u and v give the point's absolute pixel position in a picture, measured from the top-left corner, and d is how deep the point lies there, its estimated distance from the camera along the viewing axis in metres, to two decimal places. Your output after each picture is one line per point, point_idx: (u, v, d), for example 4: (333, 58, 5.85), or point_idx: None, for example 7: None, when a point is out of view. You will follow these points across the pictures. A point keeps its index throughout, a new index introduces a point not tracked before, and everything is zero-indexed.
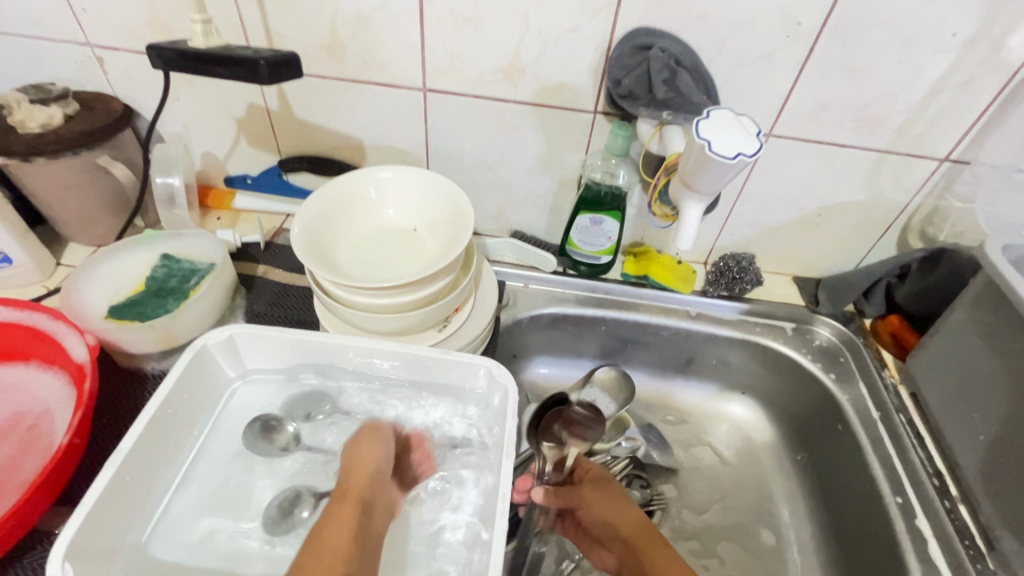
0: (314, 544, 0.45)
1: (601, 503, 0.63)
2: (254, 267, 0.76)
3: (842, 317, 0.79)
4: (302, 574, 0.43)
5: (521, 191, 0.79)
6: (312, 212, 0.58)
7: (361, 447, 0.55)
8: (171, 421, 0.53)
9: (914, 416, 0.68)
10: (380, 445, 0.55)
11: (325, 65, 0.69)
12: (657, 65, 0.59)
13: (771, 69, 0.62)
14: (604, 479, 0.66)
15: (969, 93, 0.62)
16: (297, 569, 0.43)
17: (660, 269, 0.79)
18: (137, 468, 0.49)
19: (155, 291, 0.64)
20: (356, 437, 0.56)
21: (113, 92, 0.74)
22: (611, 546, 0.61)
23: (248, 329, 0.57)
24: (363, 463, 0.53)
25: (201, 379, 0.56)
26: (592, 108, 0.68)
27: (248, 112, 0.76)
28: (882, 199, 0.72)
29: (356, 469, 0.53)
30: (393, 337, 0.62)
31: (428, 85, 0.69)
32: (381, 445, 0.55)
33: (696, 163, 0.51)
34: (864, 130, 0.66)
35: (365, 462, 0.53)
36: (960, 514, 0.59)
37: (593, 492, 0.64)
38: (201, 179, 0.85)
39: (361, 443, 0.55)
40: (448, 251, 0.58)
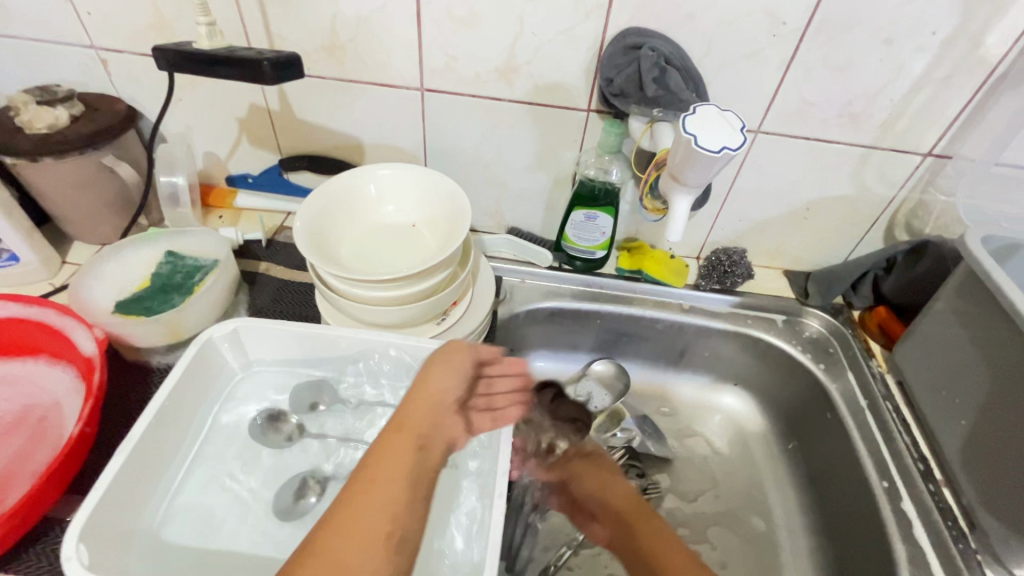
0: (366, 483, 0.42)
1: (596, 477, 0.65)
2: (256, 263, 0.77)
3: (830, 309, 0.81)
4: (345, 523, 0.40)
5: (517, 188, 0.81)
6: (313, 208, 0.60)
7: (429, 376, 0.52)
8: (178, 411, 0.54)
9: (900, 403, 0.70)
10: (454, 369, 0.53)
11: (325, 65, 0.71)
12: (648, 64, 0.61)
13: (758, 68, 0.64)
14: (595, 453, 0.68)
15: (950, 90, 0.64)
16: (341, 517, 0.40)
17: (653, 264, 0.82)
18: (146, 456, 0.51)
19: (161, 287, 0.65)
20: (432, 357, 0.54)
21: (117, 94, 0.76)
22: (604, 521, 0.61)
23: (252, 322, 0.59)
24: (431, 390, 0.51)
25: (206, 371, 0.58)
26: (585, 106, 0.70)
27: (249, 113, 0.77)
28: (868, 194, 0.75)
29: (419, 398, 0.50)
30: (393, 330, 0.63)
31: (425, 85, 0.71)
32: (452, 373, 0.52)
33: (683, 156, 0.52)
34: (848, 126, 0.68)
35: (435, 391, 0.51)
36: (944, 496, 0.61)
37: (583, 464, 0.66)
38: (203, 179, 0.86)
39: (436, 369, 0.52)
40: (446, 246, 0.60)
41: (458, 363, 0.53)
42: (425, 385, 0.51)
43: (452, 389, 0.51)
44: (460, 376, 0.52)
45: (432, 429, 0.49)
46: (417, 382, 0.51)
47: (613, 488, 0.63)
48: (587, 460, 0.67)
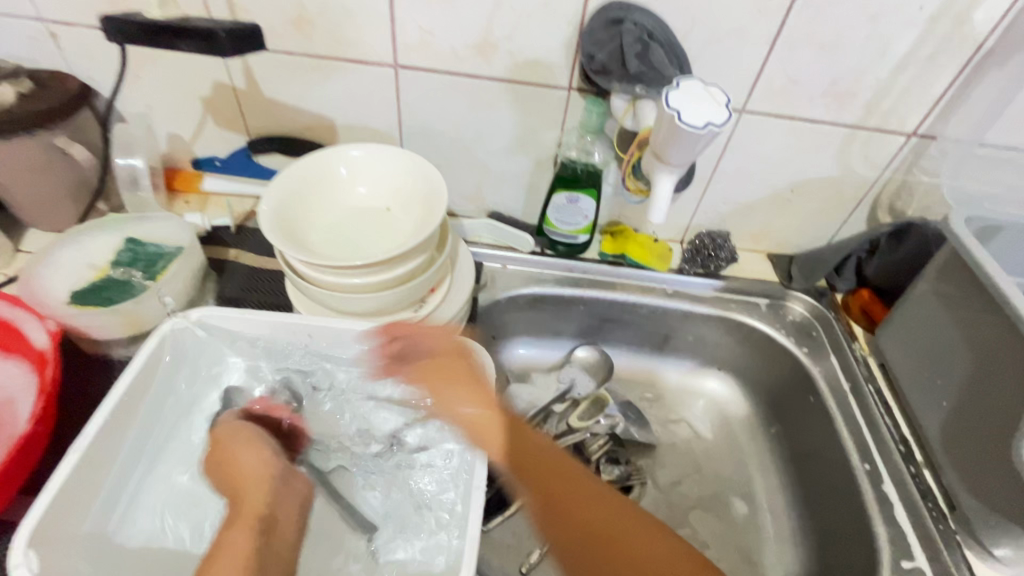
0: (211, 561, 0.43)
1: None
2: (225, 250, 0.74)
3: (814, 292, 0.80)
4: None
5: (498, 170, 0.78)
6: (280, 191, 0.57)
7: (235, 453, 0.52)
8: (137, 408, 0.51)
9: (882, 386, 0.70)
10: (233, 449, 0.52)
11: (291, 41, 0.67)
12: (630, 39, 0.59)
13: (743, 44, 0.62)
14: None
15: (935, 68, 0.62)
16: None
17: (637, 248, 0.80)
18: (102, 457, 0.48)
19: (121, 276, 0.62)
20: (206, 443, 0.54)
21: (70, 71, 0.71)
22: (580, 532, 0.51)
23: (217, 312, 0.55)
24: (229, 470, 0.51)
25: (168, 364, 0.54)
26: (566, 85, 0.68)
27: (213, 91, 0.73)
28: (852, 175, 0.74)
29: (240, 483, 0.50)
30: (368, 318, 0.61)
31: (399, 62, 0.68)
32: (240, 449, 0.52)
33: (667, 133, 0.51)
34: (834, 105, 0.67)
35: (230, 466, 0.51)
36: (925, 478, 0.62)
37: None
38: (167, 162, 0.82)
39: (232, 452, 0.52)
40: (422, 231, 0.57)
41: (232, 440, 0.53)
42: (227, 468, 0.51)
43: (251, 466, 0.51)
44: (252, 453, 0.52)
45: (267, 506, 0.49)
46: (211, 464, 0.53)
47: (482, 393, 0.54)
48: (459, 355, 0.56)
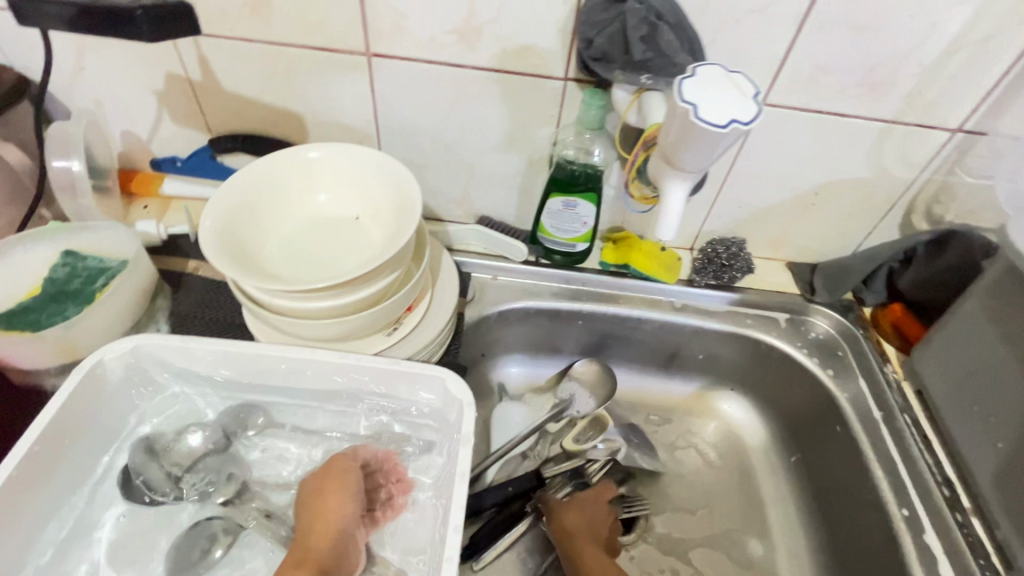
0: None
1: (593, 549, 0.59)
2: (183, 262, 0.66)
3: (839, 307, 0.72)
4: None
5: (487, 171, 0.70)
6: (228, 200, 0.49)
7: (323, 495, 0.47)
8: (55, 454, 0.44)
9: (920, 416, 0.62)
10: (346, 493, 0.47)
11: (249, 26, 0.59)
12: (635, 20, 0.51)
13: (766, 26, 0.53)
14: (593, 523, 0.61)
15: (989, 54, 0.54)
16: None
17: (640, 258, 0.72)
18: (6, 515, 0.41)
19: (53, 296, 0.54)
20: (315, 486, 0.48)
21: (6, 62, 0.63)
22: None
23: (155, 339, 0.49)
24: (328, 520, 0.46)
25: (98, 402, 0.47)
26: (562, 75, 0.60)
27: (167, 84, 0.65)
28: (885, 176, 0.65)
29: (320, 527, 0.45)
30: (335, 345, 0.54)
31: (371, 50, 0.60)
32: (350, 491, 0.47)
33: (680, 132, 0.42)
34: (869, 97, 0.58)
35: (332, 511, 0.46)
36: (973, 528, 0.54)
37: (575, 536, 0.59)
38: (123, 163, 0.74)
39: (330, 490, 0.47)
40: (391, 245, 0.49)
41: (348, 484, 0.47)
42: (326, 513, 0.46)
43: (356, 514, 0.46)
44: (356, 497, 0.47)
45: (340, 550, 0.44)
46: (309, 508, 0.46)
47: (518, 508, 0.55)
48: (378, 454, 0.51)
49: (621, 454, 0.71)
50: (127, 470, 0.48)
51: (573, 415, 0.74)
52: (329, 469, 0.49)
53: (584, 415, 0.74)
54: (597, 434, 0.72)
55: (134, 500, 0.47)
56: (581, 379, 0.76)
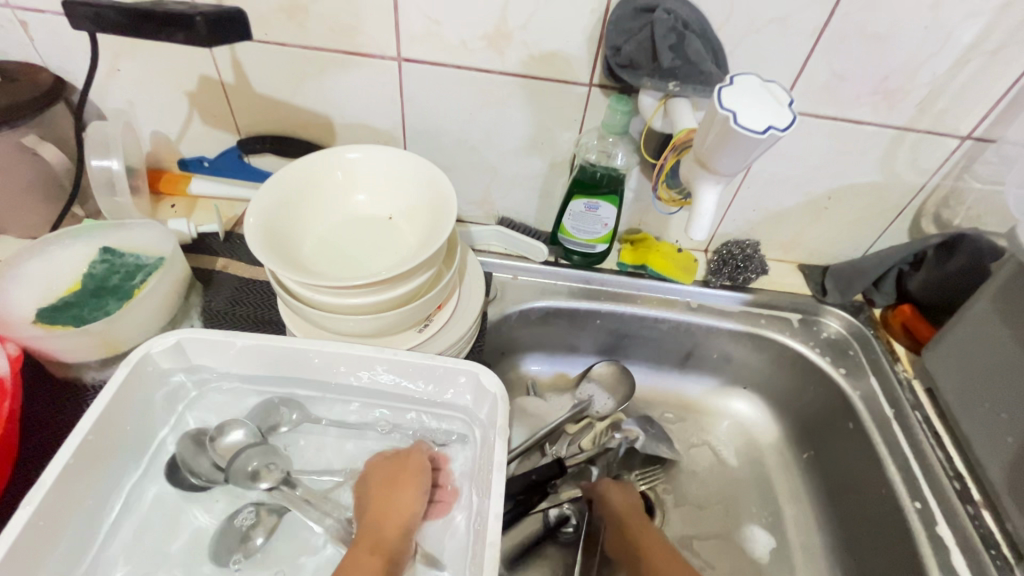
0: None
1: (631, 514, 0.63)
2: (213, 260, 0.68)
3: (850, 307, 0.74)
4: None
5: (509, 174, 0.72)
6: (269, 198, 0.51)
7: (397, 486, 0.49)
8: (105, 444, 0.45)
9: (930, 414, 0.64)
10: (414, 487, 0.49)
11: (285, 31, 0.60)
12: (663, 29, 0.53)
13: (786, 36, 0.56)
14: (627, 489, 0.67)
15: (998, 64, 0.56)
16: None
17: (658, 258, 0.74)
18: (60, 505, 0.42)
19: (92, 291, 0.56)
20: (385, 474, 0.50)
21: (42, 63, 0.65)
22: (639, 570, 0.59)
23: (198, 334, 0.50)
24: (396, 513, 0.48)
25: (144, 394, 0.49)
26: (587, 81, 0.62)
27: (200, 86, 0.67)
28: (896, 181, 0.67)
29: (389, 520, 0.47)
30: (369, 340, 0.55)
31: (403, 54, 0.62)
32: (416, 483, 0.49)
33: (717, 138, 0.44)
34: (882, 105, 0.60)
35: (397, 503, 0.48)
36: (984, 520, 0.56)
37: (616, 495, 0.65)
38: (151, 162, 0.76)
39: (403, 484, 0.49)
40: (428, 244, 0.51)
41: (414, 480, 0.50)
42: (393, 506, 0.48)
43: (419, 512, 0.48)
44: (422, 492, 0.49)
45: (404, 544, 0.46)
46: (376, 501, 0.49)
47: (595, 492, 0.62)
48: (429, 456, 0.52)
49: (640, 443, 0.72)
50: (173, 461, 0.50)
51: (592, 415, 0.75)
52: (398, 464, 0.51)
53: (602, 416, 0.76)
54: (614, 430, 0.74)
55: (184, 487, 0.49)
56: (601, 377, 0.78)
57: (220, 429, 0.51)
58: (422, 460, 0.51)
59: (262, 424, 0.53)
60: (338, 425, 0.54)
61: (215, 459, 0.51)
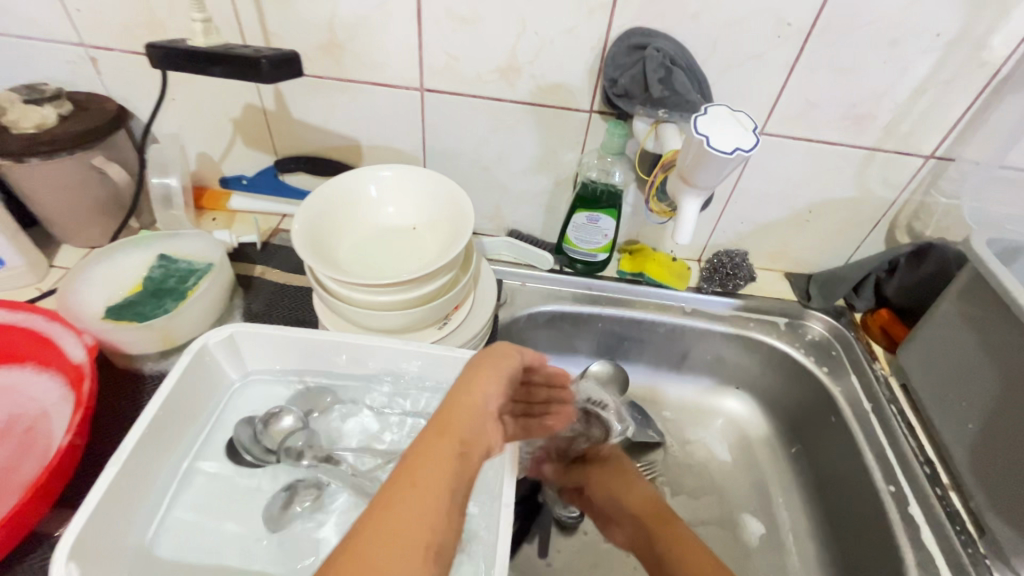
0: (399, 509, 0.43)
1: (617, 481, 0.68)
2: (251, 267, 0.75)
3: (833, 312, 0.81)
4: None
5: (518, 190, 0.80)
6: (311, 209, 0.58)
7: (554, 390, 0.56)
8: (171, 420, 0.52)
9: (905, 407, 0.70)
10: (551, 391, 0.56)
11: (322, 65, 0.69)
12: (654, 64, 0.60)
13: (763, 69, 0.63)
14: (614, 460, 0.71)
15: (952, 92, 0.64)
16: None
17: (655, 266, 0.81)
18: (135, 470, 0.48)
19: (152, 292, 0.63)
20: (550, 381, 0.56)
21: (107, 93, 0.74)
22: (622, 523, 0.66)
23: (248, 327, 0.57)
24: (467, 411, 0.52)
25: (201, 379, 0.56)
26: (588, 108, 0.69)
27: (244, 113, 0.75)
28: (869, 196, 0.74)
29: (462, 402, 0.42)
30: (394, 335, 0.62)
31: (425, 85, 0.70)
32: (496, 383, 0.45)
33: (695, 157, 0.52)
34: (852, 128, 0.68)
35: (475, 401, 0.42)
36: (951, 500, 0.61)
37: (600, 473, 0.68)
38: (195, 180, 0.84)
39: (560, 392, 0.56)
40: (449, 249, 0.58)
41: (548, 387, 0.56)
42: (455, 412, 0.41)
43: (519, 408, 0.53)
44: (530, 392, 0.55)
45: (480, 434, 0.41)
46: (449, 404, 0.42)
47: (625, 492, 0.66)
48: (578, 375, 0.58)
49: (632, 431, 0.79)
50: (230, 440, 0.56)
51: None
52: (500, 352, 0.48)
53: None
54: None
55: (241, 463, 0.55)
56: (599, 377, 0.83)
57: (272, 413, 0.57)
58: (509, 354, 0.48)
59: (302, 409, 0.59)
60: (368, 411, 0.60)
61: (266, 438, 0.56)
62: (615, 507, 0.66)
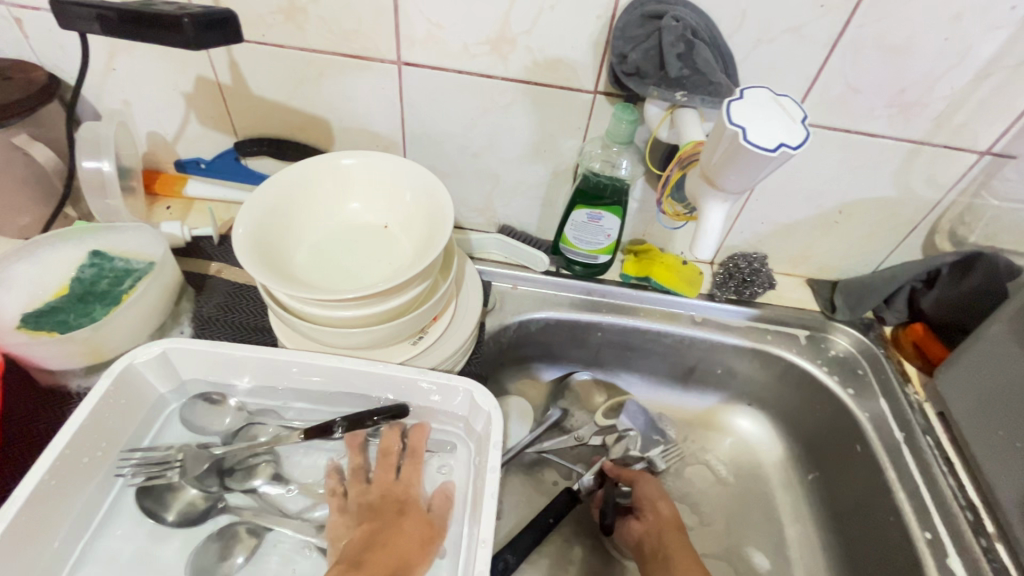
0: None
1: (368, 500, 0.49)
2: (206, 264, 0.66)
3: (860, 325, 0.72)
4: None
5: (511, 181, 0.70)
6: (257, 206, 0.49)
7: (369, 493, 0.49)
8: (84, 459, 0.44)
9: (942, 438, 0.62)
10: (388, 481, 0.49)
11: (283, 32, 0.59)
12: (671, 36, 0.51)
13: (799, 45, 0.54)
14: (388, 471, 0.50)
15: (1021, 79, 0.54)
16: None
17: (662, 270, 0.72)
18: (34, 521, 0.40)
19: (79, 297, 0.54)
20: (359, 483, 0.50)
21: (37, 61, 0.64)
22: (357, 539, 0.46)
23: (183, 344, 0.49)
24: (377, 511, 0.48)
25: (128, 403, 0.48)
26: (592, 88, 0.60)
27: (197, 87, 0.66)
28: (910, 197, 0.65)
29: (387, 549, 0.44)
30: (360, 353, 0.53)
31: (403, 58, 0.60)
32: (393, 483, 0.49)
33: (724, 155, 0.42)
34: (898, 118, 0.58)
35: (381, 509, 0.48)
36: (998, 553, 0.54)
37: (365, 517, 0.47)
38: (147, 163, 0.75)
39: (370, 485, 0.50)
40: (423, 253, 0.49)
41: (385, 479, 0.50)
42: (392, 547, 0.45)
43: (402, 491, 0.49)
44: (395, 480, 0.50)
45: (389, 544, 0.45)
46: (364, 534, 0.46)
47: (390, 515, 0.47)
48: (385, 463, 0.50)
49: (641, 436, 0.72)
50: (143, 506, 0.46)
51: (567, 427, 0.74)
52: (376, 487, 0.49)
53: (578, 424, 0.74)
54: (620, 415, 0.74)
55: (169, 523, 0.46)
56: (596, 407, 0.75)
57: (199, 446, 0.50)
58: (387, 456, 0.51)
59: (232, 431, 0.51)
60: (292, 430, 0.52)
61: (197, 491, 0.48)
62: (368, 532, 0.46)
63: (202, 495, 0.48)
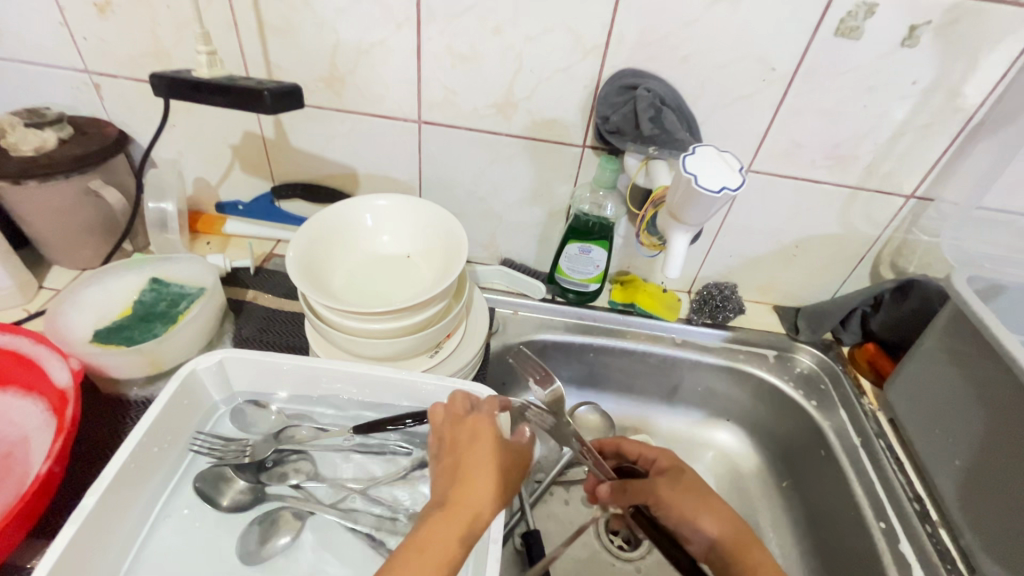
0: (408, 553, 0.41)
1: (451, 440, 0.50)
2: (244, 292, 0.76)
3: (820, 345, 0.82)
4: None
5: (512, 221, 0.81)
6: (304, 236, 0.59)
7: (451, 432, 0.50)
8: (154, 450, 0.51)
9: (893, 441, 0.70)
10: (462, 422, 0.50)
11: (322, 96, 0.71)
12: (644, 103, 0.62)
13: (749, 110, 0.66)
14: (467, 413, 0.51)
15: (930, 136, 0.66)
16: None
17: (646, 298, 0.81)
18: (116, 499, 0.47)
19: (142, 316, 0.63)
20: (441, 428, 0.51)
21: (108, 118, 0.75)
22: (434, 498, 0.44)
23: (237, 354, 0.57)
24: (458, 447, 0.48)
25: (189, 405, 0.55)
26: (581, 142, 0.71)
27: (243, 140, 0.76)
28: (854, 233, 0.76)
29: (468, 479, 0.45)
30: (384, 363, 0.61)
31: (423, 117, 0.72)
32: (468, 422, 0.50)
33: (684, 195, 0.53)
34: (836, 167, 0.70)
35: (460, 442, 0.49)
36: (941, 538, 0.61)
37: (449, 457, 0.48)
38: (191, 205, 0.85)
39: (451, 427, 0.51)
40: (443, 276, 0.59)
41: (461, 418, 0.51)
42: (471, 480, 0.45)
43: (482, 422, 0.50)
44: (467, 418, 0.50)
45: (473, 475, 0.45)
46: (447, 481, 0.46)
47: (468, 449, 0.47)
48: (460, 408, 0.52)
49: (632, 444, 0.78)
50: (200, 492, 0.54)
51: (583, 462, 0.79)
52: (447, 425, 0.51)
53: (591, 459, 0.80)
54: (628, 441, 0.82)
55: (223, 508, 0.54)
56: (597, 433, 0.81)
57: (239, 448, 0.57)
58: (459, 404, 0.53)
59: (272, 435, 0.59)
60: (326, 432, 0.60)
61: (245, 484, 0.56)
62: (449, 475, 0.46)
63: (248, 486, 0.56)
